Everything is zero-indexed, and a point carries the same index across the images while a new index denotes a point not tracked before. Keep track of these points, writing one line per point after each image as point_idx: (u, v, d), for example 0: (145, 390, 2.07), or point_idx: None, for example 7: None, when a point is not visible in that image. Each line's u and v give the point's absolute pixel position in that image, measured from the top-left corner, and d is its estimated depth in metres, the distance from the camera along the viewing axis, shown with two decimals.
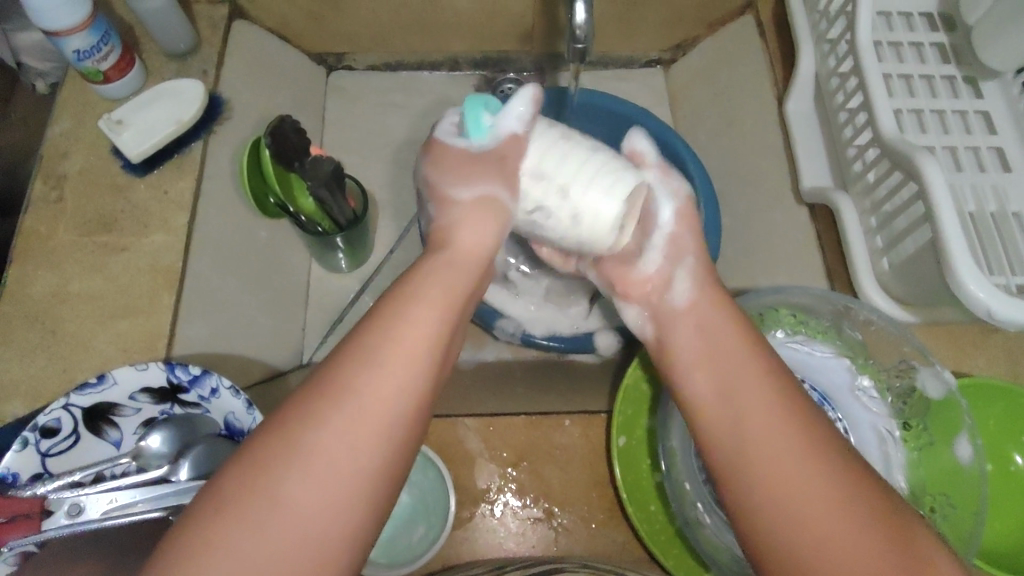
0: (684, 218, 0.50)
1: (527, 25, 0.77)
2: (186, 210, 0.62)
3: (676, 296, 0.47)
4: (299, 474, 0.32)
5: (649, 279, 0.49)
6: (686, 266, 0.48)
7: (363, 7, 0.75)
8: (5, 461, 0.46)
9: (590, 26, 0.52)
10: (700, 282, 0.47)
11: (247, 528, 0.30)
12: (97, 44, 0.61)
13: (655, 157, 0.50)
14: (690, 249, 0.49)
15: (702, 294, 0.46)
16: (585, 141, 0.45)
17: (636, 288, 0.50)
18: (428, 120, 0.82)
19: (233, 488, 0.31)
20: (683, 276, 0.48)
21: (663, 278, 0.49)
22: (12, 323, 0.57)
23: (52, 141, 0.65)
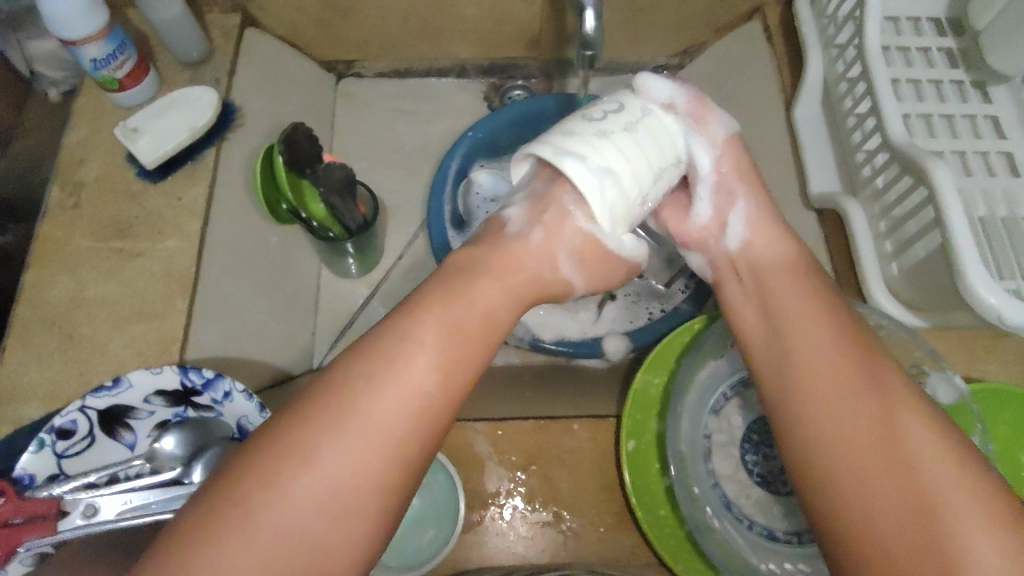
0: (732, 158, 0.51)
1: (536, 32, 0.78)
2: (199, 215, 0.63)
3: (731, 238, 0.50)
4: (325, 464, 0.31)
5: (705, 229, 0.52)
6: (741, 211, 0.50)
7: (373, 15, 0.76)
8: (22, 462, 0.47)
9: (599, 33, 0.52)
10: (754, 225, 0.49)
11: (296, 484, 0.31)
12: (113, 53, 0.62)
13: (687, 99, 0.49)
14: (741, 193, 0.51)
15: (755, 235, 0.49)
16: (598, 117, 0.45)
17: (694, 236, 0.53)
18: (437, 127, 0.83)
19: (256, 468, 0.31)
20: (737, 220, 0.50)
21: (718, 224, 0.51)
22: (29, 327, 0.58)
23: (69, 149, 0.66)
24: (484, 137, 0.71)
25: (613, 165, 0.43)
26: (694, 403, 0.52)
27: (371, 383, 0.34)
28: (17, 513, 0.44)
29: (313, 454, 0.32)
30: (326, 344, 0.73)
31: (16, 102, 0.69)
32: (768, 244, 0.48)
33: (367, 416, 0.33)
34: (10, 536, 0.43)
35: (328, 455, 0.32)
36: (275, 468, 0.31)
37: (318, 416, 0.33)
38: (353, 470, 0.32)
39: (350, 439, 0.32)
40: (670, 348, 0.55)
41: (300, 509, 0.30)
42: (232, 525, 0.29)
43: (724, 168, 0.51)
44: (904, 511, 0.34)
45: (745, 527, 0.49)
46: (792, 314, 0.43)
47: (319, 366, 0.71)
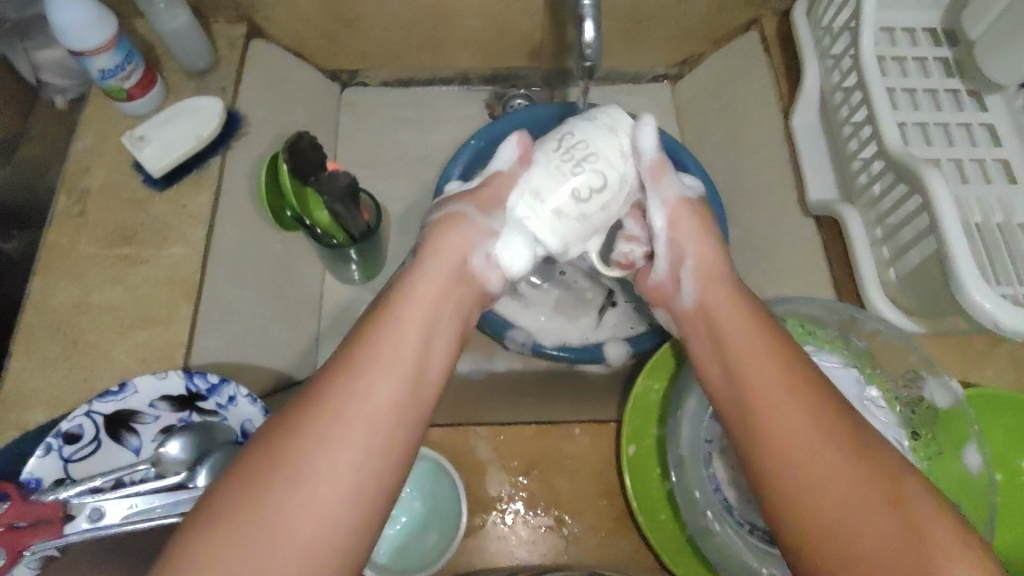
0: (681, 220, 0.53)
1: (537, 42, 0.79)
2: (203, 222, 0.64)
3: (685, 295, 0.51)
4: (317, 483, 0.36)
5: (659, 286, 0.54)
6: (690, 267, 0.52)
7: (377, 26, 0.77)
8: (30, 466, 0.47)
9: (599, 45, 0.52)
10: (703, 286, 0.51)
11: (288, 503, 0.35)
12: (121, 63, 0.63)
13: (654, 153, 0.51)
14: (690, 249, 0.52)
15: (703, 292, 0.50)
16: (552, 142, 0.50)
17: (650, 288, 0.55)
18: (439, 136, 0.84)
19: (249, 490, 0.35)
20: (689, 277, 0.52)
21: (672, 280, 0.53)
22: (35, 333, 0.58)
23: (76, 158, 0.67)
24: (486, 142, 0.71)
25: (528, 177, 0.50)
26: (695, 407, 0.52)
27: (350, 400, 0.38)
28: (24, 515, 0.44)
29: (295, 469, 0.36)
30: (328, 351, 0.74)
31: (24, 110, 0.70)
32: (718, 292, 0.49)
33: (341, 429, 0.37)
34: (16, 538, 0.43)
35: (315, 469, 0.36)
36: (262, 486, 0.35)
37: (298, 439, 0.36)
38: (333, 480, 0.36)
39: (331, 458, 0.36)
40: (672, 353, 0.55)
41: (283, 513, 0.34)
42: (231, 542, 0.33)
43: (676, 227, 0.53)
44: (888, 530, 0.35)
45: (745, 531, 0.49)
46: (752, 351, 0.44)
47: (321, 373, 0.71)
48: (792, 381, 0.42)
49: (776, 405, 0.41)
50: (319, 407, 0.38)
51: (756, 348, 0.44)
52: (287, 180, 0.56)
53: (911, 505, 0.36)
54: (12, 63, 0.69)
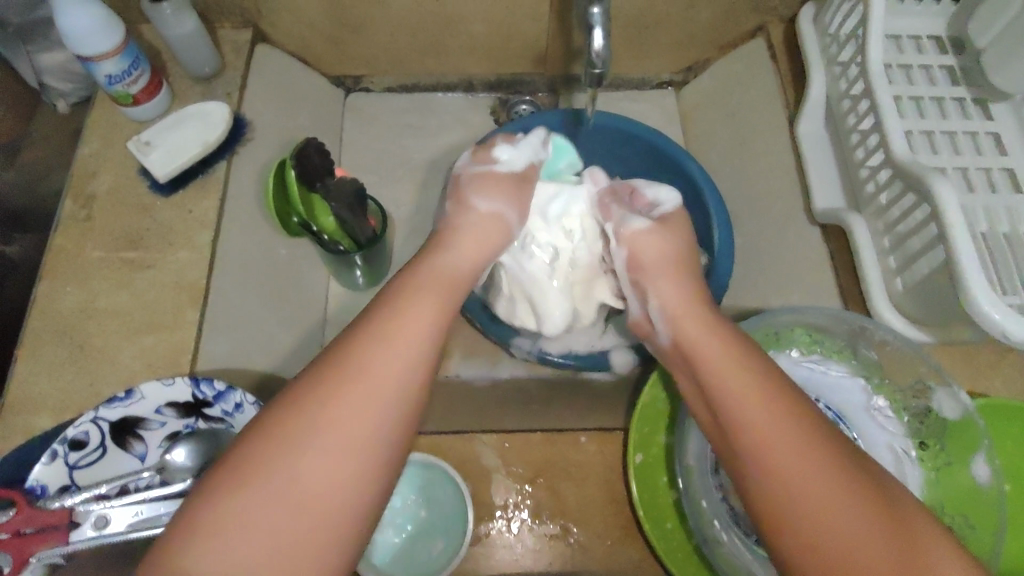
0: (658, 258, 0.52)
1: (543, 48, 0.79)
2: (209, 227, 0.64)
3: (660, 335, 0.50)
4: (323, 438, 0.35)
5: (638, 323, 0.53)
6: (659, 301, 0.51)
7: (382, 31, 0.77)
8: (35, 473, 0.47)
9: (609, 53, 0.51)
10: (674, 319, 0.49)
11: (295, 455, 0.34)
12: (128, 68, 0.63)
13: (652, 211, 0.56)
14: (659, 286, 0.51)
15: (670, 323, 0.49)
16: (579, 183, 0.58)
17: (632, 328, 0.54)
18: (444, 141, 0.84)
19: (258, 444, 0.35)
20: (658, 310, 0.51)
21: (647, 318, 0.52)
22: (40, 338, 0.58)
23: (82, 162, 0.67)
24: None
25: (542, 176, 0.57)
26: None
27: (364, 356, 0.38)
28: (30, 522, 0.44)
29: (295, 458, 0.34)
30: None
31: (27, 113, 0.70)
32: (684, 326, 0.48)
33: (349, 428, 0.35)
34: (22, 545, 0.44)
35: (318, 421, 0.35)
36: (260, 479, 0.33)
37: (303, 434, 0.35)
38: (337, 475, 0.34)
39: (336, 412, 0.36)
40: None
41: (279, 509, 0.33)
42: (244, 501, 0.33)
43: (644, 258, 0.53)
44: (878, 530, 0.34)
45: (752, 542, 0.48)
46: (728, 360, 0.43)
47: None
48: (776, 401, 0.40)
49: (767, 425, 0.39)
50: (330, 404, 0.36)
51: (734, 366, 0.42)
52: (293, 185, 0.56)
53: (895, 506, 0.35)
54: (14, 66, 0.69)
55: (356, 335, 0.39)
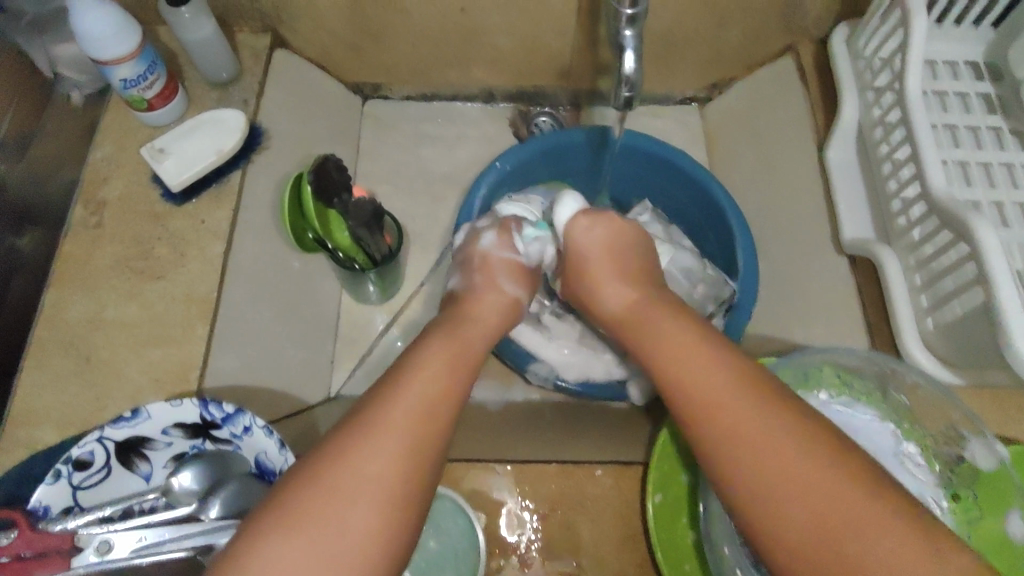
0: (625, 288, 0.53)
1: (566, 62, 0.78)
2: (222, 239, 0.63)
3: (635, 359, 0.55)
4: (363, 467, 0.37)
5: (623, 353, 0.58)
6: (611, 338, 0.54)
7: (404, 40, 0.75)
8: (38, 494, 0.46)
9: (640, 74, 0.49)
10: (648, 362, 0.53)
11: (339, 485, 0.36)
12: (144, 73, 0.62)
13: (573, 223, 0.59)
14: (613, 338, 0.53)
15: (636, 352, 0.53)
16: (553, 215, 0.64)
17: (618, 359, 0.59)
18: (462, 153, 0.82)
19: (307, 480, 0.37)
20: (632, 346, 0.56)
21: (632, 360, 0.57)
22: (46, 349, 0.57)
23: (94, 167, 0.66)
24: (517, 165, 0.69)
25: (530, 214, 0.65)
26: None
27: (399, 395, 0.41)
28: (31, 546, 0.43)
29: (337, 486, 0.36)
30: (343, 372, 0.72)
31: (40, 105, 0.67)
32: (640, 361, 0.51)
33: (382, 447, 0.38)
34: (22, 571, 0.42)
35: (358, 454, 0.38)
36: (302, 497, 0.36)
37: (337, 452, 0.37)
38: (374, 496, 0.36)
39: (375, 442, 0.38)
40: None
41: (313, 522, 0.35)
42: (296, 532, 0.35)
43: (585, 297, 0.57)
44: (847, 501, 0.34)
45: None
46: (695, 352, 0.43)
47: (336, 396, 0.70)
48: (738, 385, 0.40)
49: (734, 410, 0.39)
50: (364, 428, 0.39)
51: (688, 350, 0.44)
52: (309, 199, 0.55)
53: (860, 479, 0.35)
54: (29, 56, 0.66)
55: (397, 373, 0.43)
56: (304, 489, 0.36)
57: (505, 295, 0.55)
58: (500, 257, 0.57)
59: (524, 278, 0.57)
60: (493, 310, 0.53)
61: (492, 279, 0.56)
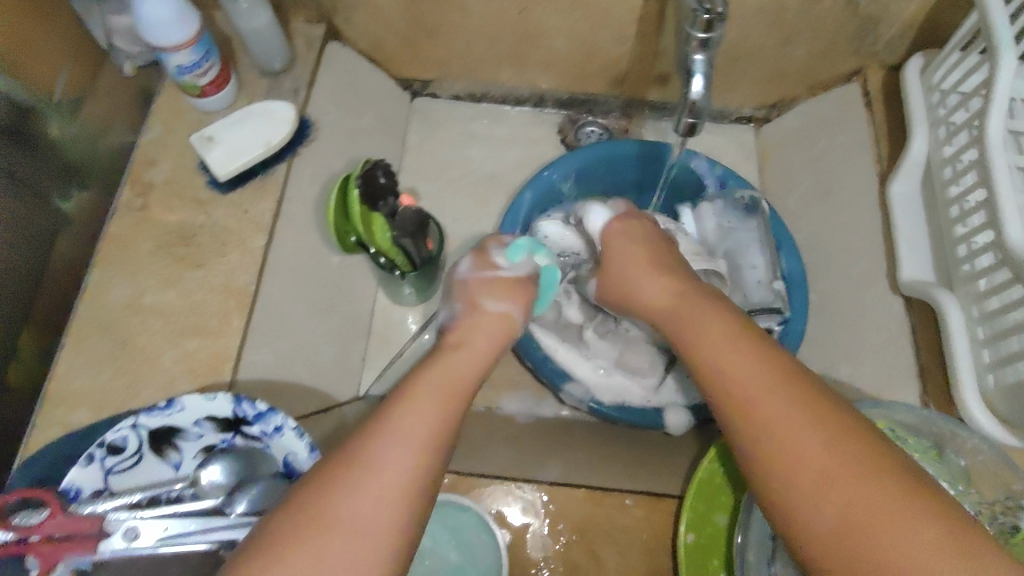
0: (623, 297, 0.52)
1: (622, 71, 0.76)
2: (263, 231, 0.62)
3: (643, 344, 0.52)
4: (373, 490, 0.35)
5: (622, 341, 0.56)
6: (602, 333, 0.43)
7: (459, 39, 0.74)
8: (71, 475, 0.47)
9: (708, 101, 0.48)
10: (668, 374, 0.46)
11: (353, 500, 0.34)
12: (199, 60, 0.62)
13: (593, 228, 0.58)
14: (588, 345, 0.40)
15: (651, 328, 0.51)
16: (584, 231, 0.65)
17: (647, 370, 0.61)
18: (508, 157, 0.81)
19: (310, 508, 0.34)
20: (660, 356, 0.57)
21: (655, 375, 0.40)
22: (84, 330, 0.57)
23: (144, 149, 0.66)
24: (563, 177, 0.68)
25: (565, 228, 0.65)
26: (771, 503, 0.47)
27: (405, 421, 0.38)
28: (61, 528, 0.44)
29: (348, 506, 0.34)
30: (374, 370, 0.72)
31: (93, 66, 0.67)
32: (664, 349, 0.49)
33: (417, 418, 0.38)
34: (52, 552, 0.43)
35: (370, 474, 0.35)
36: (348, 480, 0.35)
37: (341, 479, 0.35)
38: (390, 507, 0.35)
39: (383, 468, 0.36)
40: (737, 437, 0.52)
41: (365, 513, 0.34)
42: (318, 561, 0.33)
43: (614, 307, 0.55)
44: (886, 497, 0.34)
45: None
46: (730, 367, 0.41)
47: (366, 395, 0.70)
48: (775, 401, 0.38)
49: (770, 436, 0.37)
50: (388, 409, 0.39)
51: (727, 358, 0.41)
52: (356, 202, 0.54)
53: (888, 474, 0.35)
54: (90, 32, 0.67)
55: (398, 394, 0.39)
56: (312, 514, 0.34)
57: (492, 317, 0.48)
58: (479, 278, 0.50)
59: (513, 294, 0.49)
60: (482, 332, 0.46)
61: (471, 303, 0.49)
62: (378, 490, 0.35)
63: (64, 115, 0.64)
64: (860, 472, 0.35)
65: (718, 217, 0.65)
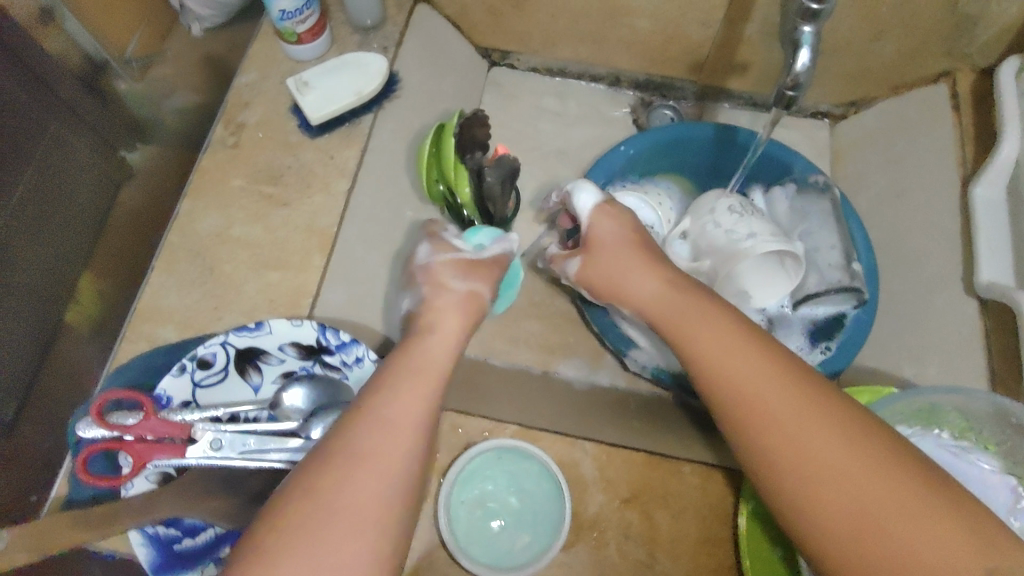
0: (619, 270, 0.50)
1: (702, 56, 0.76)
2: (347, 176, 0.64)
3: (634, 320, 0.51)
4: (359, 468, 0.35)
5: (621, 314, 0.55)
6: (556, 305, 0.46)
7: (544, 11, 0.75)
8: (164, 383, 0.49)
9: (810, 74, 0.48)
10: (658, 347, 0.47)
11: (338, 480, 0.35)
12: (301, 8, 0.64)
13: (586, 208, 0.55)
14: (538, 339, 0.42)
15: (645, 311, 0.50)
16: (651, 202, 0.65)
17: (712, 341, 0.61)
18: (580, 132, 0.82)
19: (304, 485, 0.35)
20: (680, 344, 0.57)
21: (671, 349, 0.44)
22: (176, 254, 0.61)
23: (239, 90, 0.68)
24: (639, 152, 0.68)
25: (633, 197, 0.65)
26: None
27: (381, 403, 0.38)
28: (154, 431, 0.46)
29: (335, 485, 0.35)
30: None
31: (162, 32, 0.75)
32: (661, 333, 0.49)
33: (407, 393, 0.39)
34: (145, 451, 0.45)
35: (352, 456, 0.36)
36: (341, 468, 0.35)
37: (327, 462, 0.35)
38: (376, 484, 0.35)
39: (366, 448, 0.36)
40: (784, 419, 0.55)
41: (362, 492, 0.35)
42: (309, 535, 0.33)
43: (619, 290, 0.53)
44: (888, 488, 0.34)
45: None
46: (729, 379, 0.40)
47: None
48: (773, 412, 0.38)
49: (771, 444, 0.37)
50: (365, 392, 0.39)
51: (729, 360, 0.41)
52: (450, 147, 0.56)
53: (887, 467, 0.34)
54: None
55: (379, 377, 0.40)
56: (301, 495, 0.34)
57: (456, 291, 0.48)
58: (443, 259, 0.50)
59: (475, 271, 0.50)
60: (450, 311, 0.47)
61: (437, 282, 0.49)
62: (376, 459, 0.36)
63: (134, 73, 0.74)
64: (862, 466, 0.34)
65: (790, 201, 0.66)
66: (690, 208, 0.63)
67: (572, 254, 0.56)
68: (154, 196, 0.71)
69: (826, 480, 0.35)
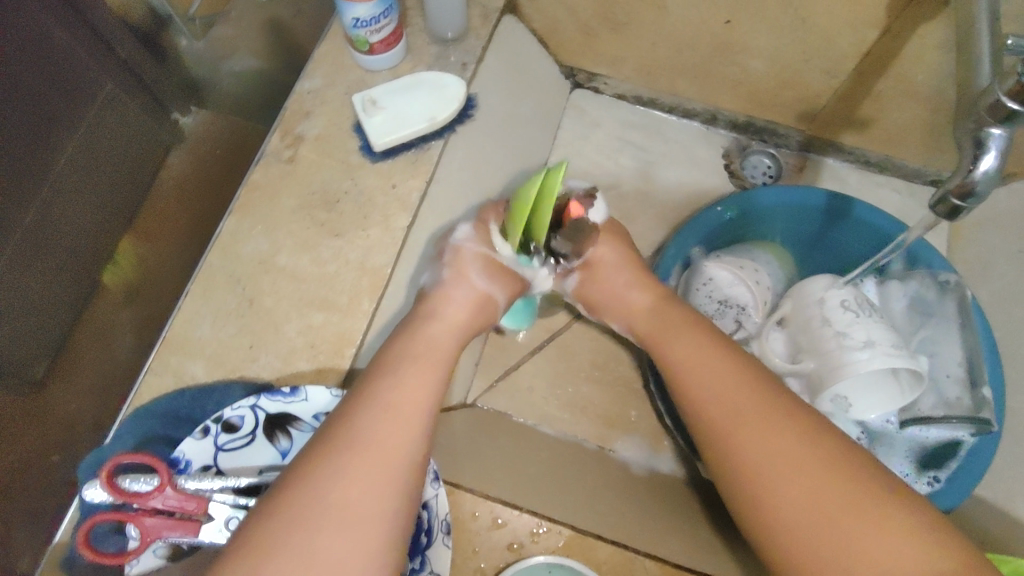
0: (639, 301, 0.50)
1: (818, 106, 0.67)
2: (408, 211, 0.58)
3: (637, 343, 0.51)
4: (356, 474, 0.34)
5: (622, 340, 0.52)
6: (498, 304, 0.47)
7: (643, 37, 0.67)
8: (183, 446, 0.43)
9: (990, 185, 0.40)
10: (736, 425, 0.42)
11: (330, 486, 0.33)
12: (378, 16, 0.57)
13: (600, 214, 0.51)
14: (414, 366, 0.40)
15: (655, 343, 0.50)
16: (743, 278, 0.57)
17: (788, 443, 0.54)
18: (666, 174, 0.74)
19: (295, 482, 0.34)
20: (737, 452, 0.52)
21: None
22: (214, 279, 0.55)
23: (300, 98, 0.62)
24: (738, 215, 0.60)
25: (724, 268, 0.57)
26: None
27: (383, 397, 0.38)
28: (166, 504, 0.41)
29: (328, 485, 0.33)
30: None
31: None
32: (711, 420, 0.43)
33: (404, 381, 0.38)
34: (154, 527, 0.40)
35: (349, 453, 0.35)
36: (323, 482, 0.33)
37: (322, 456, 0.35)
38: (365, 492, 0.34)
39: (362, 444, 0.35)
40: None
41: (347, 508, 0.33)
42: (294, 532, 0.32)
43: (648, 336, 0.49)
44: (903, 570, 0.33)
45: None
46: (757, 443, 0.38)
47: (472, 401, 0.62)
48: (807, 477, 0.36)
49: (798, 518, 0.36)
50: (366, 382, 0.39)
51: (778, 445, 0.38)
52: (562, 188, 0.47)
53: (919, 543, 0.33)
54: None
55: (389, 363, 0.40)
56: (292, 495, 0.33)
57: (475, 287, 0.46)
58: (476, 250, 0.47)
59: (502, 270, 0.47)
60: (465, 306, 0.45)
61: (461, 267, 0.47)
62: (371, 466, 0.35)
63: (196, 31, 0.81)
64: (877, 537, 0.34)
65: (909, 299, 0.57)
66: (791, 292, 0.55)
67: (571, 270, 0.52)
68: (204, 163, 0.77)
69: (843, 554, 0.34)
